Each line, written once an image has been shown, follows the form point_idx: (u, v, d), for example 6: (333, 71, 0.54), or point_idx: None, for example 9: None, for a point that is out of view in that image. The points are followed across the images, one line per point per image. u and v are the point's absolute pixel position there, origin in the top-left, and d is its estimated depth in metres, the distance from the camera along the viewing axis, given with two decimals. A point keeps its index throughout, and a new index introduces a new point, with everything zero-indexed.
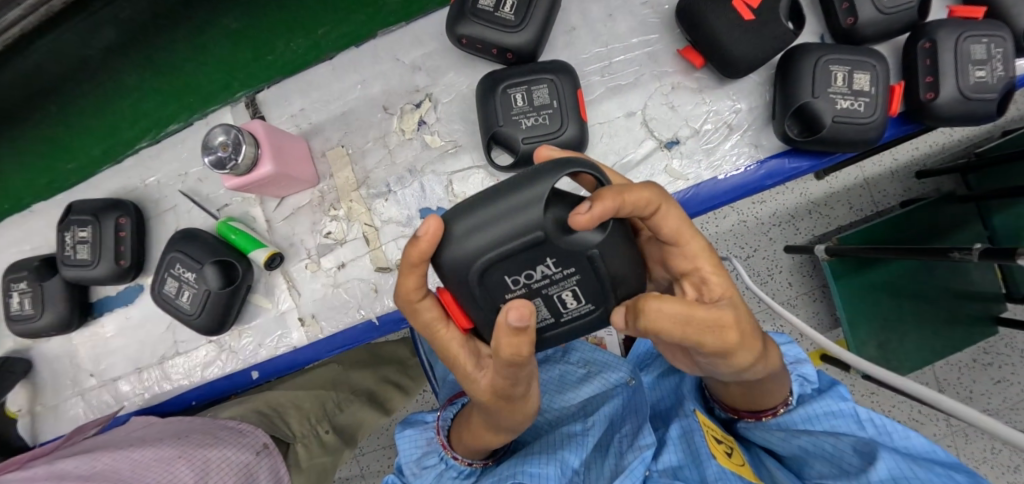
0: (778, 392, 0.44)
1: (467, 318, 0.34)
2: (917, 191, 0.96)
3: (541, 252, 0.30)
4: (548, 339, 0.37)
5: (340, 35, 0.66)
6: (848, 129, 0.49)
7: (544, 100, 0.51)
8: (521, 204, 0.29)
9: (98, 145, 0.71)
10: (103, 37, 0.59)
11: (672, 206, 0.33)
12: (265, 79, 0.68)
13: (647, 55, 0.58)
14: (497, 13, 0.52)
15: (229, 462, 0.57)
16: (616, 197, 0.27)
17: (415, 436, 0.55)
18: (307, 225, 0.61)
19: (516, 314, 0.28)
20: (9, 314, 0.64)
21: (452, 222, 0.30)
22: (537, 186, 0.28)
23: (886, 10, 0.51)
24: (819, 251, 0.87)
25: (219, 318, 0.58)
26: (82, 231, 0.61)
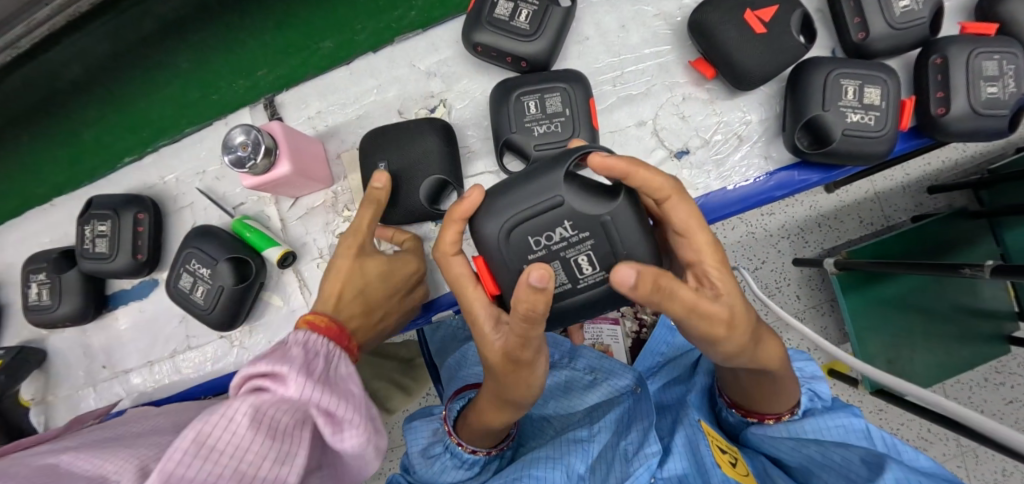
0: (783, 398, 0.46)
1: (495, 282, 0.38)
2: (930, 206, 0.96)
3: (558, 215, 0.36)
4: (560, 311, 0.40)
5: (277, 76, 0.87)
6: (859, 142, 0.50)
7: (557, 108, 0.51)
8: (546, 180, 0.35)
9: (64, 174, 0.93)
10: (71, 71, 0.89)
11: (686, 201, 0.35)
12: (213, 113, 0.89)
13: (658, 66, 0.59)
14: (511, 22, 0.53)
15: None
16: (629, 163, 0.33)
17: (421, 427, 0.56)
18: (320, 224, 0.63)
19: (538, 271, 0.30)
20: (28, 303, 0.66)
21: (493, 189, 0.37)
22: (560, 166, 0.35)
23: (898, 25, 0.51)
24: (827, 264, 0.87)
25: (231, 314, 0.59)
26: (101, 225, 0.62)
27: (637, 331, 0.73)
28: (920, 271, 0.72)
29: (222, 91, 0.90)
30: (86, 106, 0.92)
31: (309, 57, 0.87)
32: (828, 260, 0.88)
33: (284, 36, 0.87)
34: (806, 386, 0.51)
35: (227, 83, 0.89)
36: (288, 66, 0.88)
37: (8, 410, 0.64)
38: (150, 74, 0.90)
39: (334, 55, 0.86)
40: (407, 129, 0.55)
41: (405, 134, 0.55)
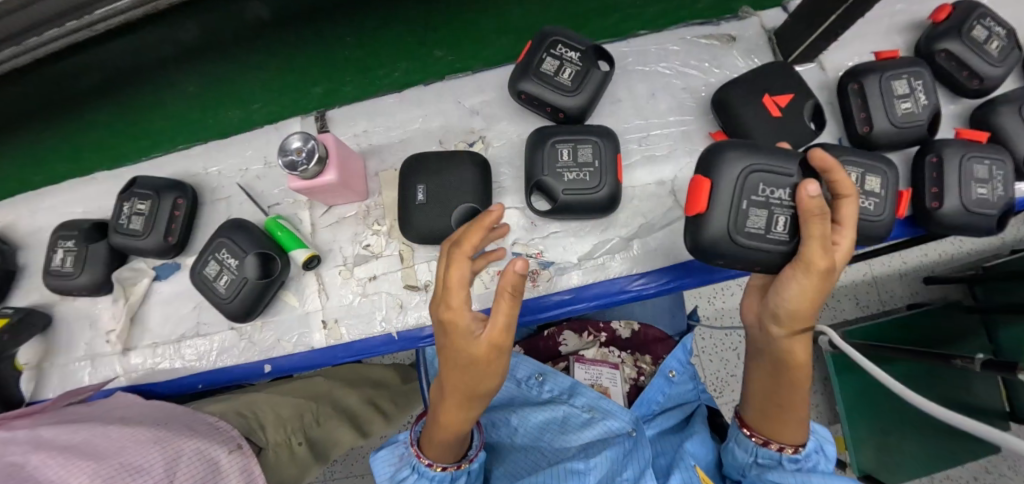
0: (801, 427, 0.49)
1: (705, 207, 0.47)
2: (926, 295, 1.00)
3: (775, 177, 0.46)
4: (724, 251, 0.47)
5: (266, 111, 0.98)
6: (858, 224, 0.54)
7: (587, 159, 0.56)
8: (791, 161, 0.46)
9: (65, 166, 1.02)
10: None
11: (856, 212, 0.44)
12: (203, 136, 1.00)
13: (681, 133, 0.64)
14: (556, 77, 0.59)
15: (198, 458, 0.55)
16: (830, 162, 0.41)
17: (386, 456, 0.56)
18: (349, 234, 0.66)
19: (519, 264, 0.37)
20: (49, 268, 0.69)
21: (735, 147, 0.47)
22: (797, 158, 0.47)
23: (900, 124, 0.57)
24: (823, 341, 0.90)
25: (248, 307, 0.62)
26: (140, 204, 0.66)
27: (637, 378, 0.72)
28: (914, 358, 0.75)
29: (218, 119, 0.99)
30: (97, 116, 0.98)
31: (297, 101, 0.98)
32: (823, 338, 0.91)
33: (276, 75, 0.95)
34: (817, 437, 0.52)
35: (223, 111, 0.99)
36: (276, 102, 0.98)
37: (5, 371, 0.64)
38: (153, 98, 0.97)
39: (323, 101, 0.98)
40: (446, 161, 0.59)
41: (445, 163, 0.59)
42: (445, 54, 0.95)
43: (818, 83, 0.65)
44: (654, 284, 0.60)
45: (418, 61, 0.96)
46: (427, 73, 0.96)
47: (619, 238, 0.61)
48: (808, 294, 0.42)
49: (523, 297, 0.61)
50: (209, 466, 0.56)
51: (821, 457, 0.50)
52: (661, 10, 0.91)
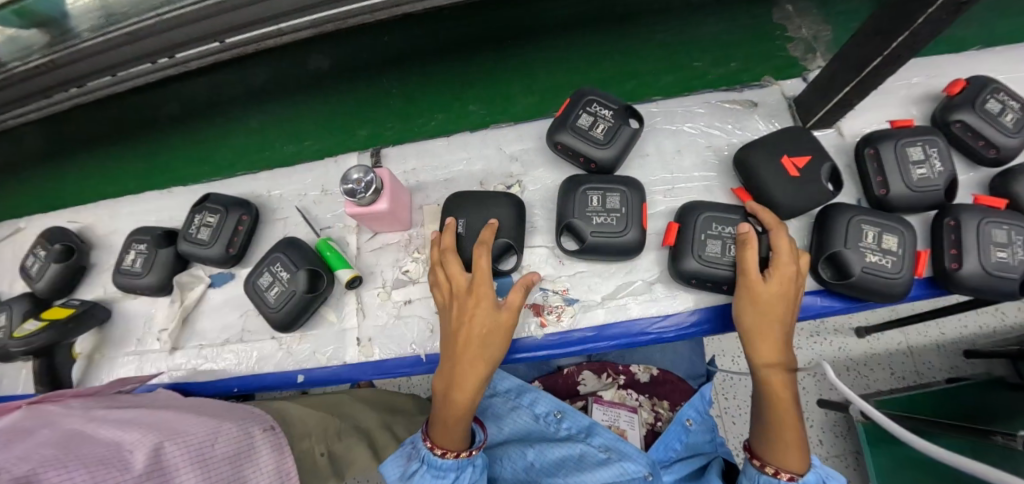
0: (801, 450, 0.49)
1: (677, 240, 0.61)
2: (967, 369, 0.98)
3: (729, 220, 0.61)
4: (694, 273, 0.59)
5: (315, 148, 1.06)
6: (877, 280, 0.56)
7: (615, 205, 0.61)
8: (736, 207, 0.62)
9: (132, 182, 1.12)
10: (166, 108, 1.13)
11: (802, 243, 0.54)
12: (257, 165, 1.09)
13: (704, 187, 0.69)
14: (590, 131, 0.65)
15: (233, 434, 0.55)
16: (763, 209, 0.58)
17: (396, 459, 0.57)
18: (391, 259, 0.72)
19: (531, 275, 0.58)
20: (120, 267, 0.77)
21: (696, 201, 0.64)
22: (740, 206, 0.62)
23: (916, 188, 0.60)
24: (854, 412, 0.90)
25: (293, 318, 0.67)
26: (210, 217, 0.74)
27: (654, 423, 0.73)
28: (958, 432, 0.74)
29: (276, 151, 1.07)
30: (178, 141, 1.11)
31: (346, 141, 1.05)
32: (854, 407, 0.91)
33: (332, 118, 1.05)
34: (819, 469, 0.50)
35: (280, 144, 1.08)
36: (328, 142, 1.06)
37: (57, 354, 0.72)
38: (221, 130, 1.10)
39: (367, 141, 1.04)
40: (484, 197, 0.66)
41: (485, 198, 0.65)
42: (479, 108, 1.02)
43: (836, 148, 0.69)
44: (673, 328, 0.62)
45: (452, 113, 1.03)
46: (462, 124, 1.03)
47: (641, 281, 0.65)
48: (749, 307, 0.52)
49: (547, 333, 0.64)
50: (244, 446, 0.55)
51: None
52: (679, 79, 0.98)
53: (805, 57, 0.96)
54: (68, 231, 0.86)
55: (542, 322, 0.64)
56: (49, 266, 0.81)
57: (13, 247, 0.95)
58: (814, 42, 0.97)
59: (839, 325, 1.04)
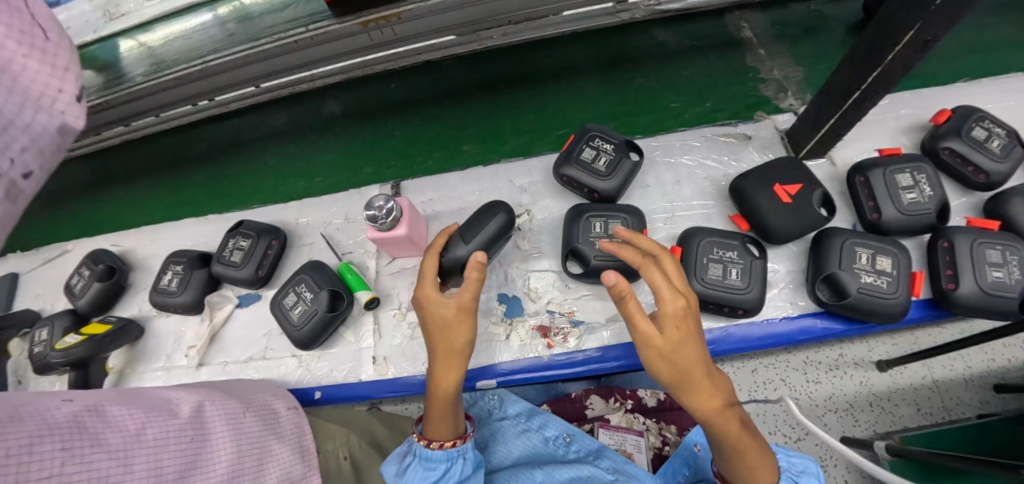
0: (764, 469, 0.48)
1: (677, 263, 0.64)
2: (1000, 405, 0.94)
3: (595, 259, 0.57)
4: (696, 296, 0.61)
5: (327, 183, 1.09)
6: (873, 301, 0.57)
7: (617, 231, 0.65)
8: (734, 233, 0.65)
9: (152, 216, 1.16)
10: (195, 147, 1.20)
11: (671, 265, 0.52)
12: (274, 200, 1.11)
13: (703, 215, 0.72)
14: (592, 164, 0.70)
15: (261, 412, 0.60)
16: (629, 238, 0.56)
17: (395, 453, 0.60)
18: (407, 282, 0.76)
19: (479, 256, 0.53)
20: (158, 286, 0.82)
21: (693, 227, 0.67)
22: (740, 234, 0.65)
23: (908, 212, 0.62)
24: (880, 447, 0.90)
25: (314, 336, 0.71)
26: (243, 242, 0.80)
27: (661, 447, 0.73)
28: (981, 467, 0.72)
29: (290, 185, 1.12)
30: (214, 177, 1.16)
31: (349, 178, 1.09)
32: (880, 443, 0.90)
33: (338, 159, 1.11)
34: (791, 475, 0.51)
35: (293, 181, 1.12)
36: (333, 178, 1.10)
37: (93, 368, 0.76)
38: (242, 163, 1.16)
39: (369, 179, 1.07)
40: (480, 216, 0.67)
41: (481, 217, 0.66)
42: (470, 148, 1.06)
43: (830, 177, 0.72)
44: None
45: (448, 152, 1.08)
46: (453, 159, 1.07)
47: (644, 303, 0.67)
48: (660, 364, 0.47)
49: (553, 354, 0.67)
50: (270, 416, 0.60)
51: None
52: (656, 119, 1.02)
53: (776, 95, 1.01)
54: (111, 253, 0.94)
55: (549, 343, 0.67)
56: (92, 284, 0.87)
57: (57, 269, 1.03)
58: (785, 83, 1.02)
59: (859, 359, 1.02)
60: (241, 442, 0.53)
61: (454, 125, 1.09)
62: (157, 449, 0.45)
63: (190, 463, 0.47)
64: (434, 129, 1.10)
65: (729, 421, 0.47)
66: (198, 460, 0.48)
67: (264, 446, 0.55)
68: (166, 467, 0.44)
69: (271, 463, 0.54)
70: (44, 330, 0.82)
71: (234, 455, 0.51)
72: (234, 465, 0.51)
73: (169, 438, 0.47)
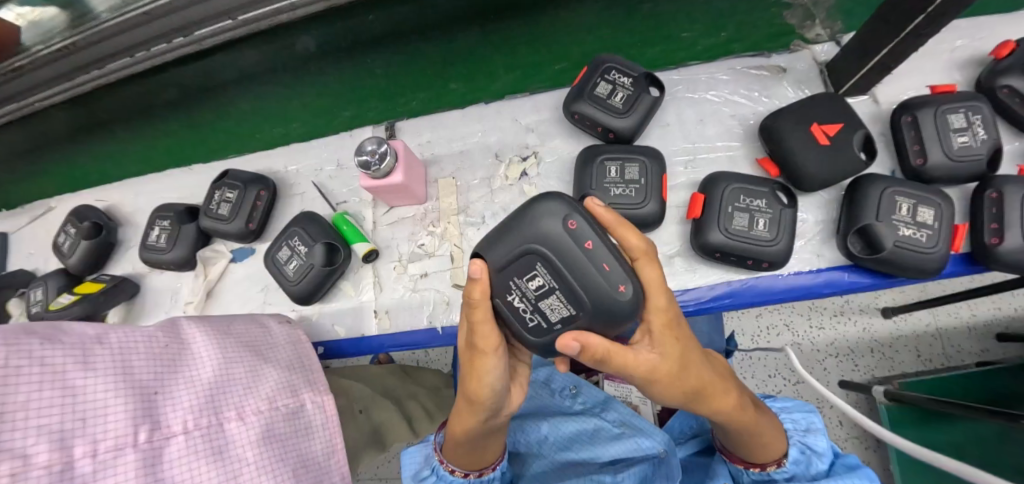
0: (777, 442, 0.48)
1: (698, 211, 0.59)
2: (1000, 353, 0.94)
3: (535, 262, 0.43)
4: (715, 246, 0.57)
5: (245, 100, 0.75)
6: (909, 254, 0.53)
7: (634, 176, 0.60)
8: (764, 179, 0.60)
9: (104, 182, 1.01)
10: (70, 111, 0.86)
11: (653, 263, 0.42)
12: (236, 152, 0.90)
13: (727, 158, 0.66)
14: (608, 100, 0.63)
15: (247, 332, 0.56)
16: (616, 221, 0.42)
17: (415, 454, 0.60)
18: (406, 233, 0.72)
19: (479, 267, 0.41)
20: (147, 242, 0.80)
21: (720, 172, 0.62)
22: (771, 180, 0.59)
23: (956, 157, 0.56)
24: (877, 392, 0.89)
25: (312, 290, 0.68)
26: (230, 193, 0.76)
27: None
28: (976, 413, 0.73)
29: (263, 134, 0.88)
30: (155, 135, 0.90)
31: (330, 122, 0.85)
32: (879, 388, 0.90)
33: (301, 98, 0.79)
34: (798, 440, 0.51)
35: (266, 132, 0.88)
36: (313, 125, 0.85)
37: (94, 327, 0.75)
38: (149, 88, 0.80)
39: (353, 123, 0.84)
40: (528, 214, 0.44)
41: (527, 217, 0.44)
42: (459, 88, 0.77)
43: (870, 116, 0.66)
44: (691, 302, 0.61)
45: (436, 92, 0.78)
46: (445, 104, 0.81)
47: (660, 255, 0.63)
48: (664, 392, 0.42)
49: None
50: (261, 330, 0.58)
51: (816, 458, 0.49)
52: None
53: None
54: (96, 209, 0.89)
55: None
56: (80, 242, 0.84)
57: (47, 226, 0.99)
58: None
59: (864, 305, 1.00)
60: (228, 350, 0.51)
61: (453, 48, 0.70)
62: (125, 354, 0.42)
63: (166, 368, 0.45)
64: (415, 35, 0.67)
65: (740, 416, 0.45)
66: (177, 367, 0.46)
67: (255, 357, 0.53)
68: (137, 370, 0.42)
69: (265, 376, 0.52)
70: (38, 291, 0.81)
71: (221, 360, 0.49)
72: (221, 369, 0.48)
73: (140, 345, 0.44)
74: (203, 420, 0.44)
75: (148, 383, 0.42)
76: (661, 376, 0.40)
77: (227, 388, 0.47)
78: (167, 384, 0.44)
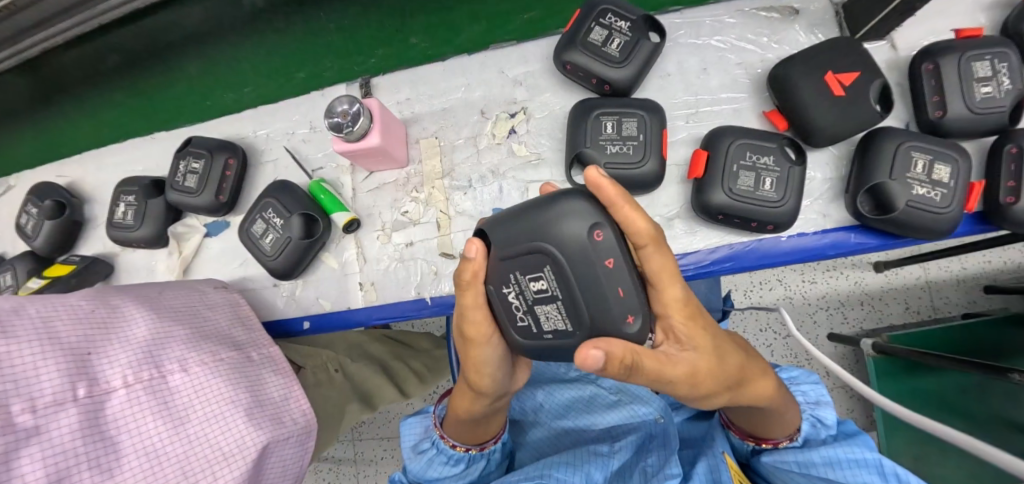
0: (788, 419, 0.47)
1: (700, 170, 0.55)
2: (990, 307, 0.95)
3: (544, 263, 0.38)
4: (717, 207, 0.54)
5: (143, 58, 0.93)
6: (921, 215, 0.50)
7: (632, 132, 0.55)
8: (772, 134, 0.55)
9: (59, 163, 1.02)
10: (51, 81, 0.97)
11: (662, 251, 0.36)
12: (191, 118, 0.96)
13: (733, 110, 0.62)
14: (603, 47, 0.57)
15: (183, 296, 0.56)
16: (618, 199, 0.34)
17: (415, 423, 0.60)
18: (388, 200, 0.68)
19: (475, 248, 0.39)
20: (113, 220, 0.75)
21: (723, 127, 0.57)
22: (778, 135, 0.55)
23: (977, 110, 0.52)
24: (865, 345, 0.88)
25: (292, 265, 0.65)
26: (195, 163, 0.70)
27: None
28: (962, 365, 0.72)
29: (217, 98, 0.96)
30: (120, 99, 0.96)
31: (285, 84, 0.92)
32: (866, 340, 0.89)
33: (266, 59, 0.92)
34: (809, 413, 0.50)
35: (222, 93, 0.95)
36: (269, 86, 0.93)
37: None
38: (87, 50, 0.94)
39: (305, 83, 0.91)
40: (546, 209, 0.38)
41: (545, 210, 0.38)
42: (420, 41, 0.87)
43: (887, 64, 0.61)
44: (691, 266, 0.58)
45: (395, 48, 0.89)
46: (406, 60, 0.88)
47: (660, 218, 0.60)
48: (700, 392, 0.39)
49: None
50: (196, 294, 0.58)
51: (823, 428, 0.49)
52: None
53: None
54: (57, 186, 0.83)
55: None
56: (43, 223, 0.78)
57: (7, 204, 0.92)
58: None
59: (857, 259, 0.99)
60: (162, 313, 0.51)
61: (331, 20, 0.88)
62: (46, 320, 0.43)
63: (94, 331, 0.45)
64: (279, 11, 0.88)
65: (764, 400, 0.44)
66: (110, 328, 0.46)
67: (193, 318, 0.54)
68: (61, 333, 0.43)
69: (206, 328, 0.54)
70: (7, 275, 0.78)
71: (157, 320, 0.50)
72: (159, 328, 0.49)
73: (63, 310, 0.45)
74: (145, 374, 0.45)
75: (78, 345, 0.43)
76: (701, 373, 0.37)
77: (168, 344, 0.48)
78: (100, 345, 0.45)
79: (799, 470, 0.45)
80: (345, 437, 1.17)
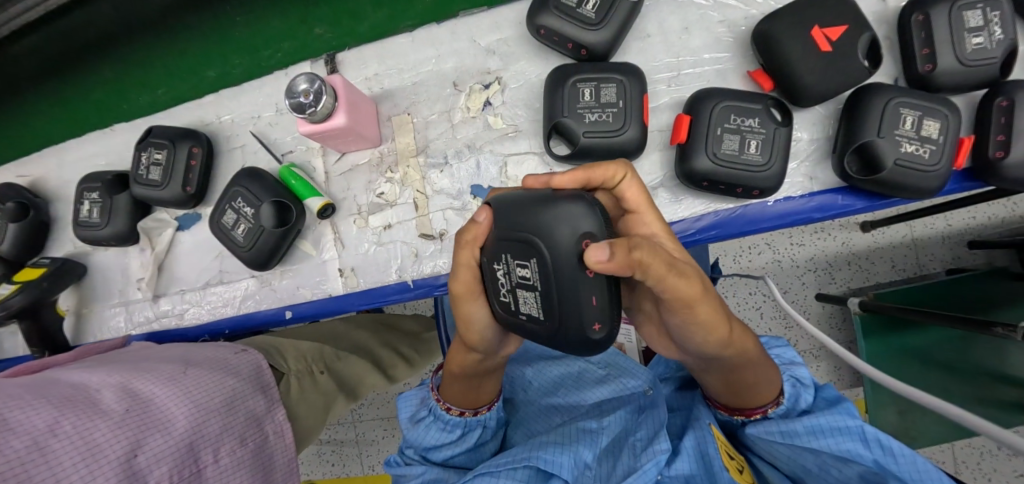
0: (767, 384, 0.47)
1: (683, 134, 0.53)
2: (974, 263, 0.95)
3: (532, 254, 0.37)
4: (700, 173, 0.52)
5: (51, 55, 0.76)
6: (910, 174, 0.49)
7: (611, 98, 0.52)
8: (758, 94, 0.53)
9: None
10: None
11: (636, 182, 0.41)
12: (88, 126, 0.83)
13: (716, 72, 0.59)
14: (578, 9, 0.54)
15: (209, 368, 0.55)
16: (585, 174, 0.41)
17: (412, 396, 0.59)
18: (363, 181, 0.65)
19: (485, 214, 0.41)
20: (78, 219, 0.71)
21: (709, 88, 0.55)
22: (763, 95, 0.53)
23: (967, 62, 0.50)
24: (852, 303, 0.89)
25: (267, 255, 0.62)
26: (157, 154, 0.66)
27: None
28: (948, 322, 0.72)
29: (141, 99, 0.80)
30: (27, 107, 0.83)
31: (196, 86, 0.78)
32: (853, 300, 0.89)
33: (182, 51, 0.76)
34: (789, 375, 0.51)
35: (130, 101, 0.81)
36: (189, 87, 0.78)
37: (44, 315, 0.68)
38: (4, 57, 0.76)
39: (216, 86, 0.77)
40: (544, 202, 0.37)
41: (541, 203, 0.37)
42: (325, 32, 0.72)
43: (875, 16, 0.58)
44: (677, 234, 0.57)
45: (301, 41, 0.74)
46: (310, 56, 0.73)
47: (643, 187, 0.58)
48: (713, 328, 0.38)
49: None
50: (219, 362, 0.57)
51: (803, 389, 0.49)
52: None
53: None
54: (16, 185, 0.78)
55: None
56: (6, 226, 0.74)
57: None
58: None
59: (844, 220, 0.99)
60: (194, 396, 0.51)
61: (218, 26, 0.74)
62: (84, 433, 0.41)
63: (133, 437, 0.44)
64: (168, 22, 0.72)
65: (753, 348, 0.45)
66: (148, 425, 0.46)
67: (222, 396, 0.53)
68: (103, 446, 0.42)
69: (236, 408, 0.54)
70: None
71: (192, 412, 0.49)
72: (193, 419, 0.49)
73: (96, 417, 0.43)
74: (183, 474, 0.47)
75: (122, 454, 0.43)
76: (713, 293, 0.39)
77: (202, 439, 0.49)
78: (139, 450, 0.44)
79: (782, 440, 0.45)
80: (344, 421, 1.18)
